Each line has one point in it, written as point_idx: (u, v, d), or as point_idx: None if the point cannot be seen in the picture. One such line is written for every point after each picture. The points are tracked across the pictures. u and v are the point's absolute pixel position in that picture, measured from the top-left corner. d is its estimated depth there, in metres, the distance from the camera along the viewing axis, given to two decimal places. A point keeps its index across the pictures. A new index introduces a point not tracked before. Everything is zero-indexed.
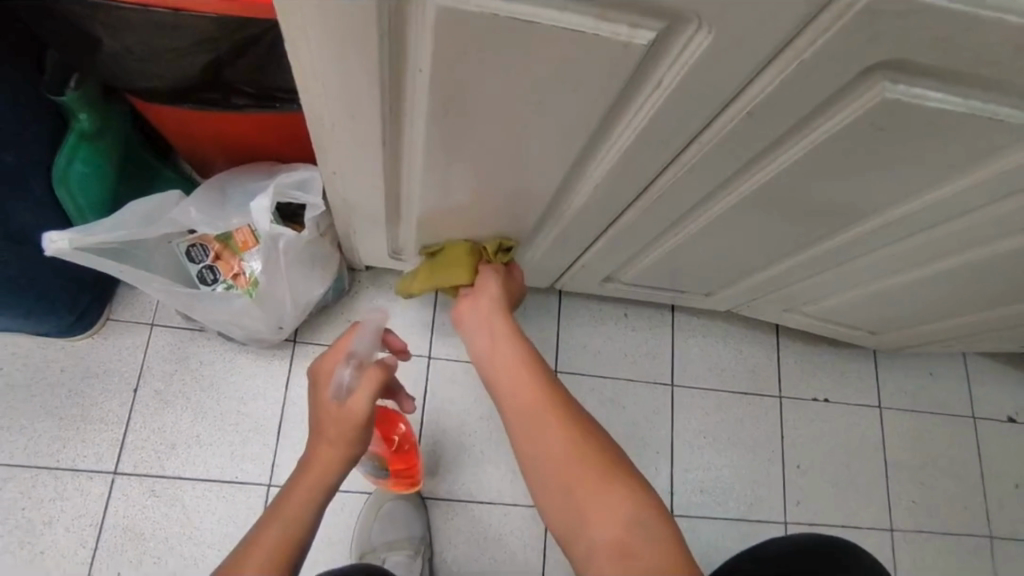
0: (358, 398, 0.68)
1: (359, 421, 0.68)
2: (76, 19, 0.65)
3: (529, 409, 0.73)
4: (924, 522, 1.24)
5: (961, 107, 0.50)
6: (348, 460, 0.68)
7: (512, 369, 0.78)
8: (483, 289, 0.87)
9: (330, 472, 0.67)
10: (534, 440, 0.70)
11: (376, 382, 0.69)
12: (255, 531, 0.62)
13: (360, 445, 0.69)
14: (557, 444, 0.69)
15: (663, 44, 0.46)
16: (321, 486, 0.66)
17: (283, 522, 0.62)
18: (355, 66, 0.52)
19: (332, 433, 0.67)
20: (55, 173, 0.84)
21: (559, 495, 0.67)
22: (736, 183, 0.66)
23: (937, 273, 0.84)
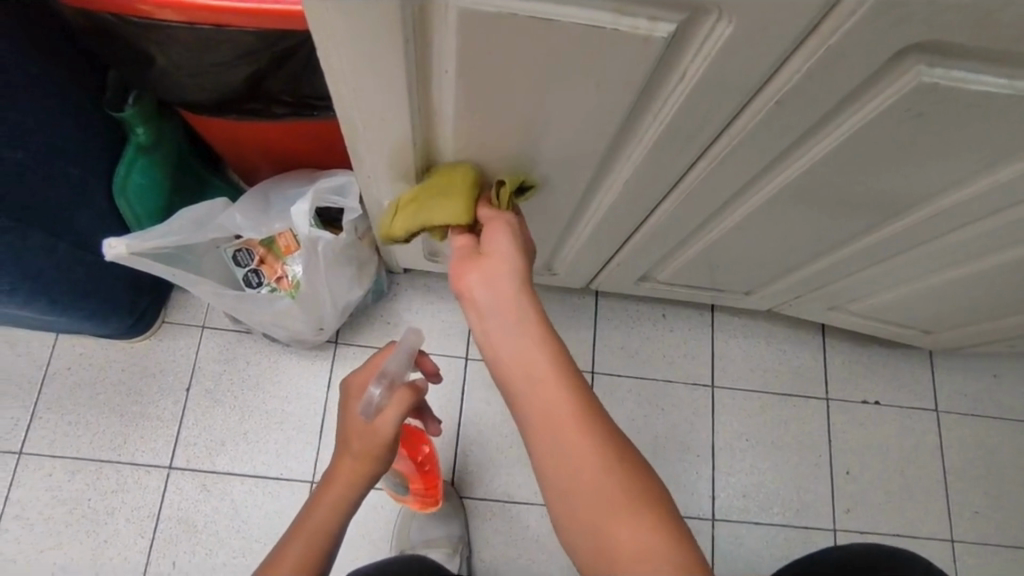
0: (383, 421, 0.62)
1: (384, 442, 0.63)
2: (130, 38, 0.69)
3: (553, 431, 0.54)
4: (988, 532, 1.17)
5: (1006, 89, 0.47)
6: (371, 477, 0.65)
7: (531, 376, 0.56)
8: (495, 254, 0.61)
9: (352, 488, 0.64)
10: (565, 475, 0.53)
11: (400, 409, 0.62)
12: (283, 541, 0.63)
13: (386, 463, 0.65)
14: (595, 483, 0.53)
15: (685, 35, 0.46)
16: (345, 503, 0.64)
17: (306, 538, 0.62)
18: (385, 72, 0.54)
19: (357, 453, 0.63)
20: (115, 184, 0.90)
21: (586, 538, 0.53)
22: (770, 176, 0.65)
23: (996, 267, 0.79)
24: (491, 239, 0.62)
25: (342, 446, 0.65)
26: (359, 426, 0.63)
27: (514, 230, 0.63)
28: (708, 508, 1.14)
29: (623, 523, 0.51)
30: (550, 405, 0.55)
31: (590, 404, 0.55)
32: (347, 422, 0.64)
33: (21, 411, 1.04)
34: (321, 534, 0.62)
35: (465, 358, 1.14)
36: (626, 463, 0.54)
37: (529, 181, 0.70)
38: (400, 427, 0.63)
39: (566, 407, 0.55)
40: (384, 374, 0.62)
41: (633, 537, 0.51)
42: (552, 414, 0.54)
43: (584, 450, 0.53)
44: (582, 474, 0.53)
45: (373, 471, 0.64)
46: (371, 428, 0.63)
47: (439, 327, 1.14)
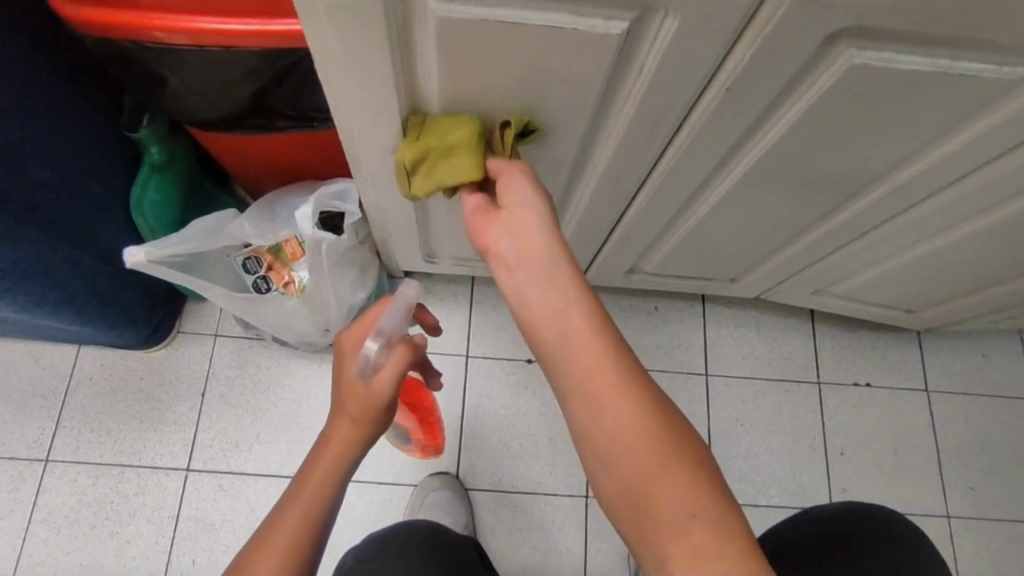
0: (382, 378, 0.60)
1: (385, 401, 0.60)
2: (144, 62, 0.76)
3: (589, 380, 0.50)
4: (983, 507, 1.19)
5: (930, 67, 0.53)
6: (369, 441, 0.62)
7: (562, 329, 0.52)
8: (516, 208, 0.58)
9: (348, 452, 0.60)
10: (601, 425, 0.48)
11: (400, 366, 0.60)
12: (279, 506, 0.58)
13: (385, 423, 0.63)
14: (632, 433, 0.47)
15: (639, 31, 0.52)
16: (342, 468, 0.60)
17: (302, 502, 0.57)
18: (376, 79, 0.60)
19: (355, 414, 0.60)
20: (132, 203, 0.97)
21: (629, 501, 0.47)
22: (735, 161, 0.70)
23: (961, 240, 0.84)
24: (507, 187, 0.59)
25: (337, 408, 0.62)
26: (357, 385, 0.60)
27: (531, 179, 0.59)
28: None
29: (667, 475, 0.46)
30: (579, 354, 0.50)
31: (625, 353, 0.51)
32: (341, 382, 0.61)
33: (46, 420, 1.10)
34: (317, 499, 0.58)
35: (466, 355, 1.19)
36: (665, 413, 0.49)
37: (532, 121, 0.64)
38: (400, 385, 0.61)
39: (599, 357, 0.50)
40: (380, 332, 0.61)
41: (675, 490, 0.45)
42: (588, 364, 0.50)
43: (617, 398, 0.48)
44: (619, 420, 0.48)
45: (373, 433, 0.61)
46: (370, 388, 0.60)
47: (440, 327, 1.20)
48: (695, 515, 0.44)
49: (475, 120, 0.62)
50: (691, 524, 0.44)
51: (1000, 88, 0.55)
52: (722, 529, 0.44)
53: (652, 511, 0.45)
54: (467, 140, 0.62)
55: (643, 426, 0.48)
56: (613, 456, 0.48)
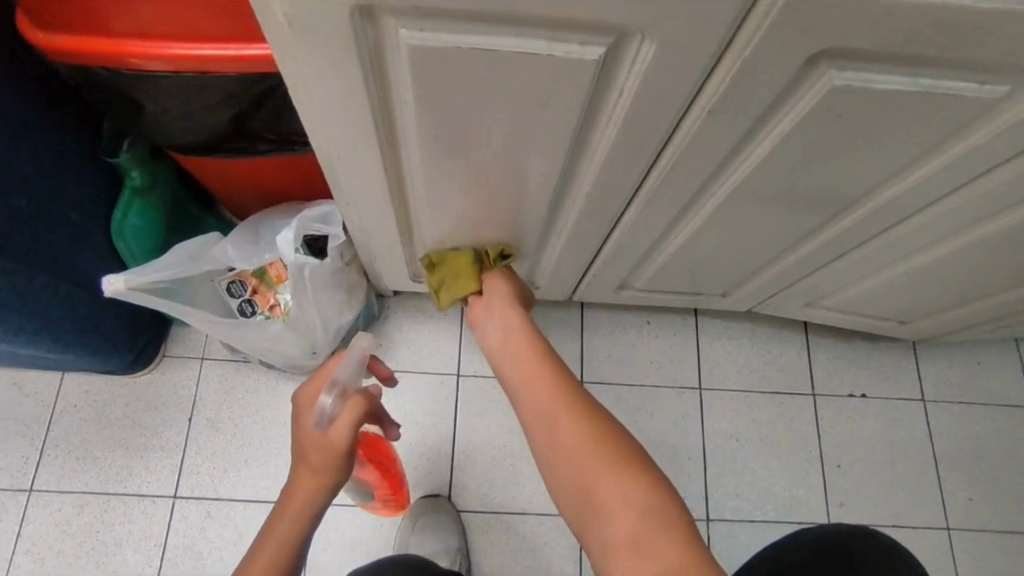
0: (339, 428, 0.62)
1: (343, 450, 0.62)
2: (121, 89, 0.75)
3: (537, 399, 0.70)
4: (983, 518, 1.18)
5: (913, 87, 0.52)
6: (330, 492, 0.63)
7: (514, 360, 0.76)
8: (492, 294, 0.85)
9: (310, 505, 0.61)
10: (548, 435, 0.66)
11: (355, 415, 0.63)
12: (238, 573, 0.57)
13: (345, 476, 0.64)
14: (568, 441, 0.64)
15: (616, 56, 0.51)
16: (305, 520, 0.61)
17: (271, 555, 0.58)
18: (351, 104, 0.59)
19: (315, 466, 0.62)
20: (112, 227, 0.96)
21: (576, 497, 0.62)
22: (720, 179, 0.69)
23: (952, 253, 0.83)
24: (490, 283, 0.87)
25: (296, 465, 0.63)
26: (315, 438, 0.62)
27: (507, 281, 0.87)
28: (703, 508, 1.16)
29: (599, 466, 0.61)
30: (525, 374, 0.73)
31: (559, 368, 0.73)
32: (299, 437, 0.63)
33: (29, 449, 1.08)
34: (285, 552, 0.59)
35: (456, 374, 1.17)
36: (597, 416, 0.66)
37: (507, 247, 0.88)
38: (357, 433, 0.63)
39: (542, 376, 0.72)
40: (336, 383, 0.64)
41: (605, 478, 0.60)
42: (534, 383, 0.72)
43: (558, 408, 0.68)
44: (560, 428, 0.66)
45: (332, 484, 0.63)
46: (328, 439, 0.62)
47: (430, 346, 1.18)
48: (622, 494, 0.59)
49: (468, 251, 0.88)
50: (620, 499, 0.58)
51: (986, 106, 0.54)
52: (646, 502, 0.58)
53: (592, 499, 0.60)
54: (469, 270, 0.88)
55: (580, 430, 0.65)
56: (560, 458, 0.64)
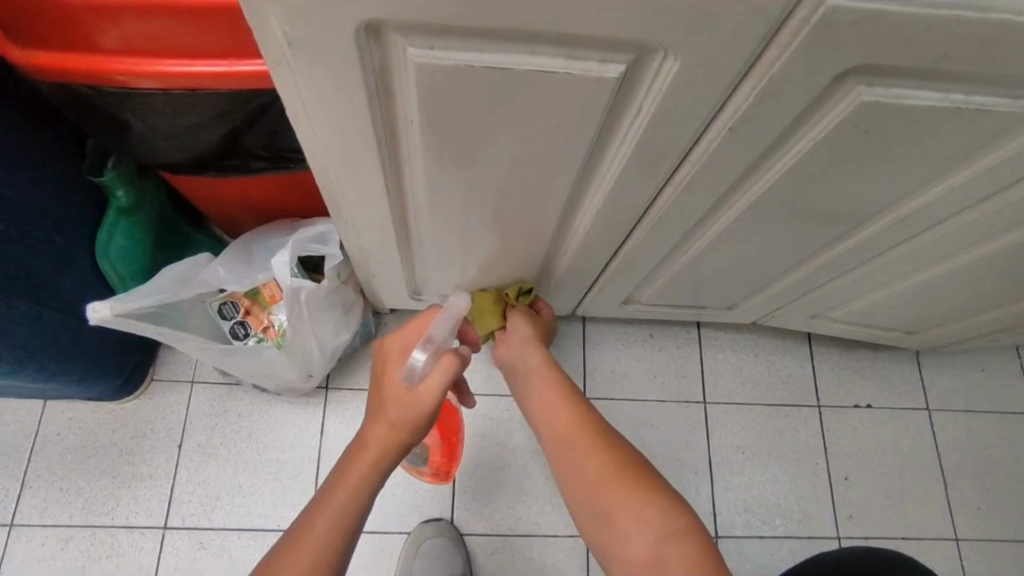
0: (429, 386, 0.70)
1: (426, 408, 0.70)
2: (106, 107, 0.71)
3: (559, 429, 0.77)
4: (991, 528, 1.16)
5: (943, 103, 0.50)
6: (404, 445, 0.72)
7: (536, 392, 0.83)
8: (512, 333, 0.91)
9: (385, 453, 0.70)
10: (569, 461, 0.73)
11: (446, 375, 0.70)
12: (305, 517, 0.66)
13: (419, 432, 0.73)
14: (590, 470, 0.70)
15: (635, 74, 0.48)
16: (377, 468, 0.70)
17: (341, 500, 0.67)
18: (352, 122, 0.56)
19: (394, 419, 0.70)
20: (98, 248, 0.92)
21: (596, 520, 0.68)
22: (735, 195, 0.67)
23: (967, 265, 0.81)
24: (513, 321, 0.92)
25: (378, 413, 0.72)
26: (403, 391, 0.70)
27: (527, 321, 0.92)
28: (711, 525, 1.13)
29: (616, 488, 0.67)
30: (547, 405, 0.81)
31: (578, 398, 0.80)
32: (387, 385, 0.72)
33: (10, 480, 1.03)
34: (353, 498, 0.67)
35: None
36: (615, 442, 0.73)
37: (526, 285, 0.92)
38: (442, 395, 0.71)
39: (562, 406, 0.79)
40: (430, 341, 0.71)
41: (621, 499, 0.66)
42: (555, 414, 0.79)
43: (578, 435, 0.74)
44: (580, 453, 0.73)
45: (407, 436, 0.71)
46: (415, 394, 0.70)
47: None
48: (638, 514, 0.65)
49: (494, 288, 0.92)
50: (636, 517, 0.64)
51: (1015, 120, 0.52)
52: (659, 519, 0.63)
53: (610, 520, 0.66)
54: (490, 309, 0.92)
55: (599, 454, 0.71)
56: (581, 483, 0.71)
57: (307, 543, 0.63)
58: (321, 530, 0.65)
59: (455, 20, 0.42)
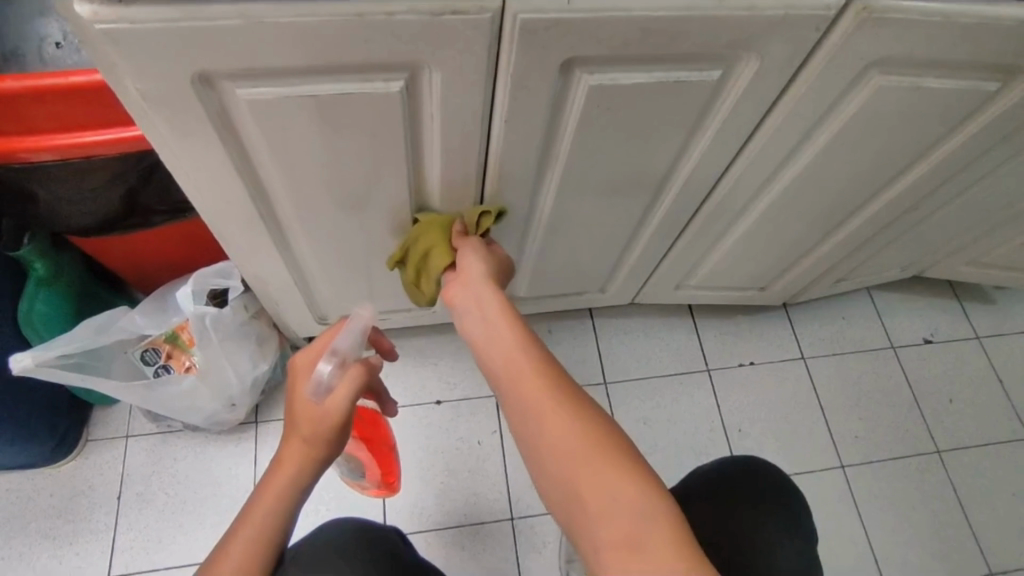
0: (336, 399, 0.62)
1: (338, 422, 0.63)
2: (17, 181, 0.84)
3: (526, 391, 0.60)
4: (869, 451, 1.31)
5: (650, 79, 0.67)
6: (323, 457, 0.65)
7: (493, 341, 0.66)
8: (467, 269, 0.76)
9: (302, 474, 0.63)
10: (534, 431, 0.57)
11: (355, 385, 0.63)
12: (227, 534, 0.61)
13: (339, 444, 0.65)
14: (556, 433, 0.56)
15: (415, 86, 0.64)
16: (297, 486, 0.63)
17: (253, 531, 0.61)
18: (213, 160, 0.70)
19: (307, 436, 0.63)
20: (20, 316, 1.02)
21: (564, 489, 0.55)
22: (547, 179, 0.83)
23: (761, 217, 0.99)
24: (463, 258, 0.77)
25: (290, 430, 0.65)
26: (310, 405, 0.63)
27: (482, 255, 0.77)
28: None
29: (591, 475, 0.53)
30: (509, 365, 0.63)
31: (543, 354, 0.63)
32: (295, 404, 0.64)
33: None
34: (266, 523, 0.61)
35: None
36: (590, 410, 0.57)
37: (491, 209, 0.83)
38: (353, 407, 0.64)
39: (527, 370, 0.61)
40: (335, 353, 0.66)
41: (598, 478, 0.53)
42: (519, 375, 0.61)
43: (548, 405, 0.58)
44: (546, 423, 0.57)
45: (324, 451, 0.64)
46: (324, 408, 0.63)
47: None
48: (612, 492, 0.52)
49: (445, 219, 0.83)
50: (603, 509, 0.52)
51: (713, 87, 0.70)
52: (639, 514, 0.51)
53: (580, 497, 0.53)
54: (438, 240, 0.81)
55: (572, 426, 0.56)
56: (546, 454, 0.56)
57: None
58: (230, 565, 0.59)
59: (258, 60, 0.58)
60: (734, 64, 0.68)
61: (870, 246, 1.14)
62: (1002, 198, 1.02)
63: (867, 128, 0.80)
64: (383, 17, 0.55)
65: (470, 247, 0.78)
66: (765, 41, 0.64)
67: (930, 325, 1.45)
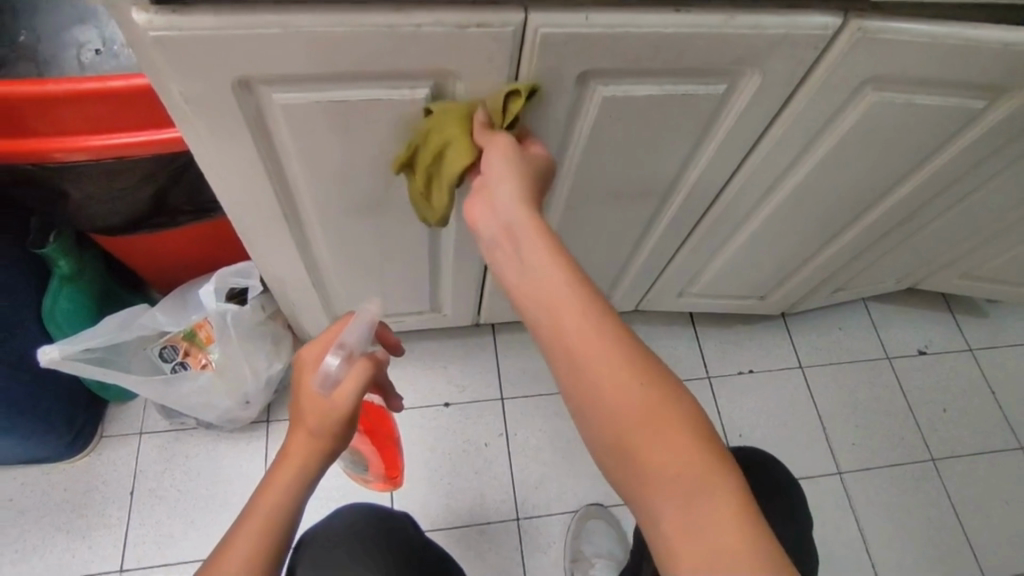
0: (342, 393, 0.64)
1: (344, 415, 0.64)
2: (51, 181, 0.88)
3: (574, 346, 0.51)
4: (866, 458, 1.34)
5: (659, 92, 0.72)
6: (329, 450, 0.66)
7: (531, 283, 0.55)
8: (493, 180, 0.62)
9: (308, 465, 0.64)
10: (585, 394, 0.50)
11: (362, 378, 0.64)
12: (232, 528, 0.61)
13: (345, 437, 0.67)
14: (611, 395, 0.49)
15: (439, 95, 0.68)
16: (303, 478, 0.64)
17: (259, 524, 0.60)
18: (245, 162, 0.73)
19: (314, 429, 0.64)
20: (43, 313, 1.05)
21: (619, 457, 0.49)
22: (559, 186, 0.87)
23: (762, 227, 1.03)
24: (487, 161, 0.62)
25: (296, 423, 0.66)
26: (316, 397, 0.64)
27: (511, 155, 0.62)
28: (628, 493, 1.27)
29: (650, 445, 0.47)
30: (554, 311, 0.53)
31: (596, 301, 0.53)
32: (302, 397, 0.65)
33: None
34: (273, 516, 0.61)
35: None
36: (648, 370, 0.50)
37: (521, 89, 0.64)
38: (359, 401, 0.65)
39: (577, 317, 0.52)
40: (342, 347, 0.66)
41: (659, 450, 0.47)
42: (566, 327, 0.52)
43: (602, 362, 0.50)
44: (602, 382, 0.50)
45: (331, 442, 0.65)
46: (331, 401, 0.64)
47: None
48: (671, 465, 0.46)
49: (462, 109, 0.66)
50: (663, 481, 0.46)
51: (718, 100, 0.75)
52: (705, 490, 0.45)
53: (637, 468, 0.48)
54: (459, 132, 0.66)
55: (629, 389, 0.49)
56: (597, 420, 0.50)
57: (227, 570, 0.57)
58: (238, 558, 0.58)
59: (295, 67, 0.62)
60: (738, 79, 0.72)
61: (866, 257, 1.18)
62: (992, 212, 1.06)
63: (863, 141, 0.84)
64: (413, 29, 0.59)
65: (499, 146, 0.63)
66: (766, 57, 0.69)
67: (924, 337, 1.48)
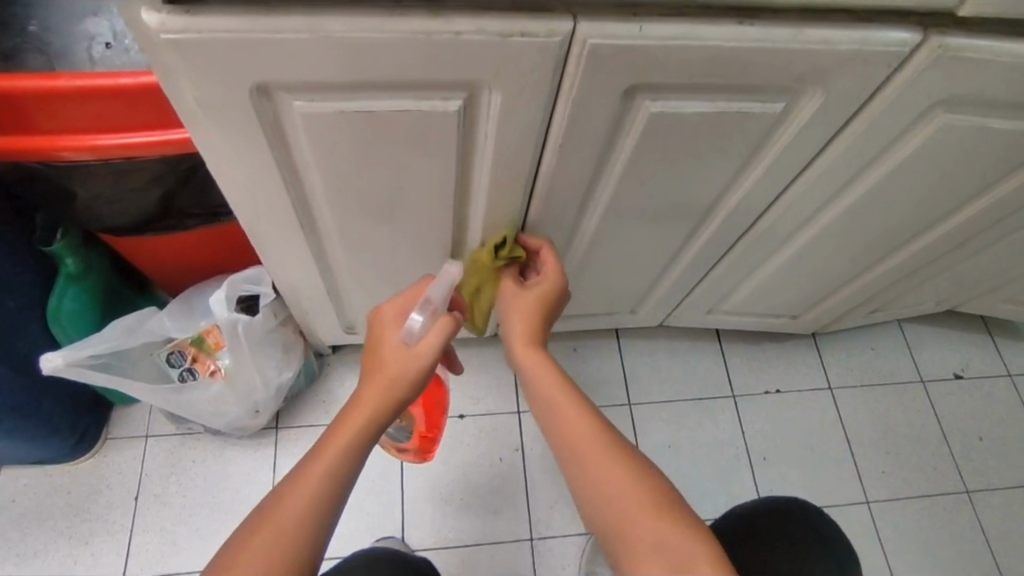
0: (427, 342, 0.69)
1: (423, 365, 0.69)
2: (57, 179, 0.83)
3: (573, 440, 0.65)
4: (896, 488, 1.29)
5: (714, 109, 0.66)
6: (402, 401, 0.68)
7: (537, 391, 0.72)
8: (508, 303, 0.81)
9: (382, 410, 0.67)
10: (589, 477, 0.62)
11: (443, 334, 0.69)
12: (300, 468, 0.62)
13: (417, 390, 0.70)
14: (601, 477, 0.61)
15: (473, 107, 0.63)
16: (374, 423, 0.66)
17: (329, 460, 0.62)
18: (261, 170, 0.69)
19: (393, 373, 0.68)
20: (48, 311, 1.01)
21: (612, 529, 0.59)
22: (593, 202, 0.81)
23: (804, 248, 0.97)
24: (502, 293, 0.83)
25: (374, 369, 0.69)
26: (399, 346, 0.69)
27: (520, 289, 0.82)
28: None
29: (636, 515, 0.58)
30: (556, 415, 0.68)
31: (588, 406, 0.68)
32: (384, 346, 0.70)
33: None
34: (343, 454, 0.63)
35: None
36: (631, 458, 0.62)
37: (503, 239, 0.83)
38: (438, 353, 0.70)
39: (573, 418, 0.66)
40: (427, 302, 0.72)
41: (643, 520, 0.57)
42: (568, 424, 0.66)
43: (594, 451, 0.62)
44: (593, 464, 0.62)
45: (405, 391, 0.68)
46: (414, 350, 0.69)
47: None
48: (654, 534, 0.56)
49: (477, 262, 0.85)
50: (654, 541, 0.56)
51: (774, 119, 0.68)
52: (690, 551, 0.55)
53: (626, 537, 0.58)
54: (486, 276, 0.85)
55: (614, 469, 0.61)
56: (593, 497, 0.61)
57: (295, 501, 0.59)
58: (308, 489, 0.60)
59: (319, 74, 0.56)
60: (799, 96, 0.66)
61: (909, 280, 1.11)
62: None
63: (925, 165, 0.78)
64: (451, 37, 0.54)
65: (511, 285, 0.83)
66: (833, 75, 0.63)
67: (960, 360, 1.42)
